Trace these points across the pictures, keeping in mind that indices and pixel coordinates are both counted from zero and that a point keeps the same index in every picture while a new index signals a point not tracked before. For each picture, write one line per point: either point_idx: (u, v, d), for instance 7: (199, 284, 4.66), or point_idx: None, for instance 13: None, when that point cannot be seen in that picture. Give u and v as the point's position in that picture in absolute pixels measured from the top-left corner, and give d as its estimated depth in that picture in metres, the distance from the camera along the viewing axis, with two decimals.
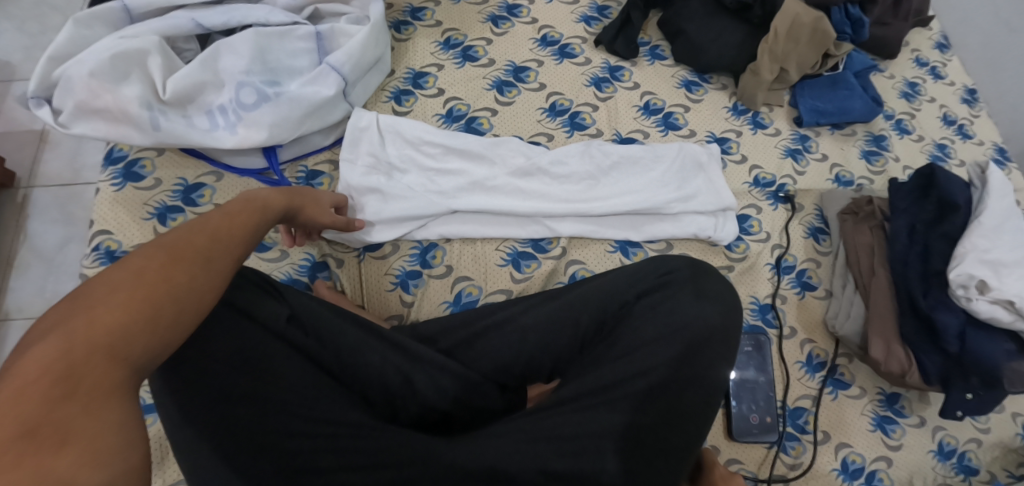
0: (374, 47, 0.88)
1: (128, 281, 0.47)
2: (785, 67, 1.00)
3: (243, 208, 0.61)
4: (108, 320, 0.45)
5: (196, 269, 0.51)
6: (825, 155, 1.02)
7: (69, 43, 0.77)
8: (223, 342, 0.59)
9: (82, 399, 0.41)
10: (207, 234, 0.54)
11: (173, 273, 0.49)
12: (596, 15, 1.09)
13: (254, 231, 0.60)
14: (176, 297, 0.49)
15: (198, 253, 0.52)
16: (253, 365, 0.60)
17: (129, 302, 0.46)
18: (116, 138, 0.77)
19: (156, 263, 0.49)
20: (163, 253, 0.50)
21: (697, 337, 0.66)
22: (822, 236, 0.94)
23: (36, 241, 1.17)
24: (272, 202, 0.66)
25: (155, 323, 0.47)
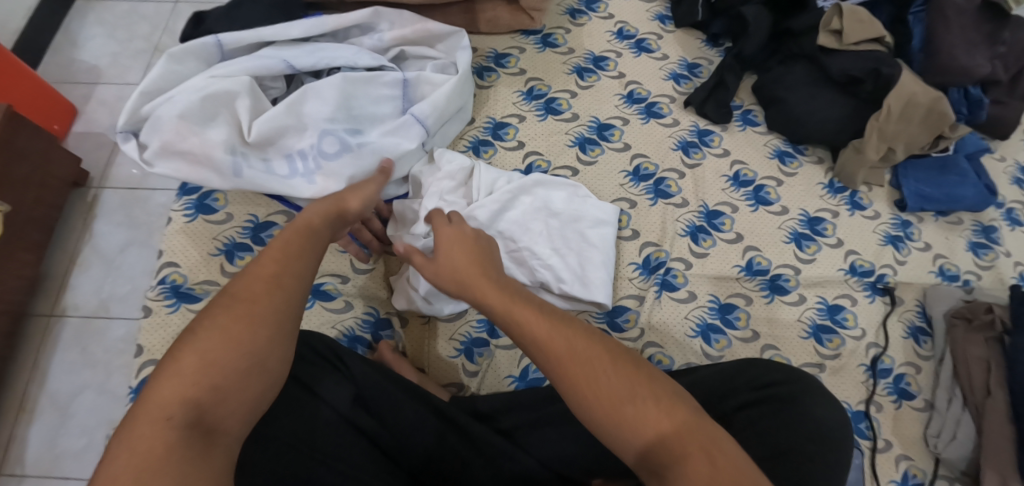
0: (459, 98, 0.85)
1: (185, 358, 0.47)
2: (892, 146, 0.93)
3: (283, 244, 0.56)
4: (165, 404, 0.45)
5: (244, 329, 0.49)
6: (928, 244, 0.93)
7: (162, 78, 0.77)
8: (293, 424, 0.60)
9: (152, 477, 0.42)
10: (251, 288, 0.51)
11: (209, 332, 0.48)
12: (685, 73, 1.03)
13: (304, 261, 0.56)
14: (223, 365, 0.47)
15: (248, 311, 0.50)
16: (313, 444, 0.59)
17: (184, 367, 0.47)
18: (195, 180, 0.76)
19: (208, 334, 0.48)
20: (210, 317, 0.49)
21: (799, 462, 0.59)
22: (923, 338, 0.86)
23: (100, 243, 1.17)
24: (316, 225, 0.60)
25: (201, 391, 0.46)
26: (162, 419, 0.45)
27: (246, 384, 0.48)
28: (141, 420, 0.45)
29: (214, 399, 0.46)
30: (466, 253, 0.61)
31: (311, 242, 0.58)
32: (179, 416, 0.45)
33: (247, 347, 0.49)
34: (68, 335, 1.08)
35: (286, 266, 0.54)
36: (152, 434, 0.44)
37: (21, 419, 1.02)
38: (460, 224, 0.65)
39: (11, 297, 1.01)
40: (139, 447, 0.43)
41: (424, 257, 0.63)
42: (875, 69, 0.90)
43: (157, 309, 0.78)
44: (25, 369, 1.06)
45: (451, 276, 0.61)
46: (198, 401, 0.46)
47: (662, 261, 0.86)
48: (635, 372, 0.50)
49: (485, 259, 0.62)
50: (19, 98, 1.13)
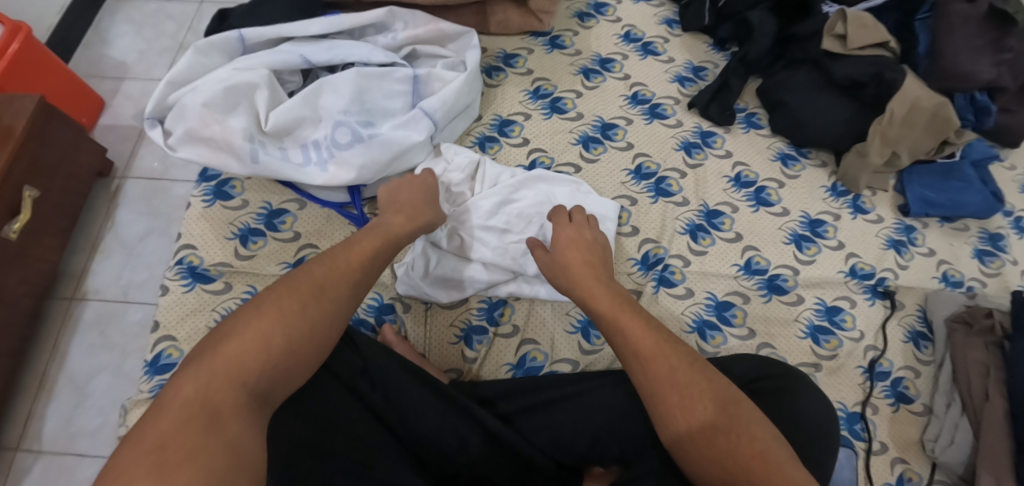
0: (467, 94, 0.88)
1: (261, 321, 0.51)
2: (896, 152, 0.94)
3: (361, 245, 0.64)
4: (236, 359, 0.49)
5: (318, 311, 0.54)
6: (931, 249, 0.92)
7: (188, 69, 0.82)
8: (298, 395, 0.61)
9: (209, 417, 0.45)
10: (328, 275, 0.58)
11: (289, 301, 0.53)
12: (690, 76, 1.04)
13: (372, 269, 0.62)
14: (295, 337, 0.52)
15: (323, 297, 0.56)
16: (316, 414, 0.61)
17: (263, 325, 0.51)
18: (216, 165, 0.80)
19: (286, 304, 0.53)
20: (293, 288, 0.55)
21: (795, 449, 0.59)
22: (923, 342, 0.86)
23: (123, 230, 1.21)
24: (397, 232, 0.70)
25: (274, 353, 0.50)
26: (232, 375, 0.48)
27: (307, 360, 0.53)
28: (211, 371, 0.48)
29: (274, 369, 0.50)
30: (577, 249, 0.73)
31: (384, 249, 0.66)
32: (251, 379, 0.49)
33: (319, 330, 0.54)
34: (89, 317, 1.13)
35: (357, 263, 0.61)
36: (220, 383, 0.47)
37: (41, 396, 1.06)
38: (574, 229, 0.77)
39: (37, 278, 1.06)
40: (201, 392, 0.47)
41: (544, 250, 0.75)
42: (878, 75, 0.91)
43: (174, 288, 0.82)
44: (46, 349, 1.10)
45: (563, 272, 0.71)
46: (262, 366, 0.50)
47: (660, 257, 0.87)
48: (696, 367, 0.55)
49: (601, 261, 0.73)
50: (51, 90, 1.18)
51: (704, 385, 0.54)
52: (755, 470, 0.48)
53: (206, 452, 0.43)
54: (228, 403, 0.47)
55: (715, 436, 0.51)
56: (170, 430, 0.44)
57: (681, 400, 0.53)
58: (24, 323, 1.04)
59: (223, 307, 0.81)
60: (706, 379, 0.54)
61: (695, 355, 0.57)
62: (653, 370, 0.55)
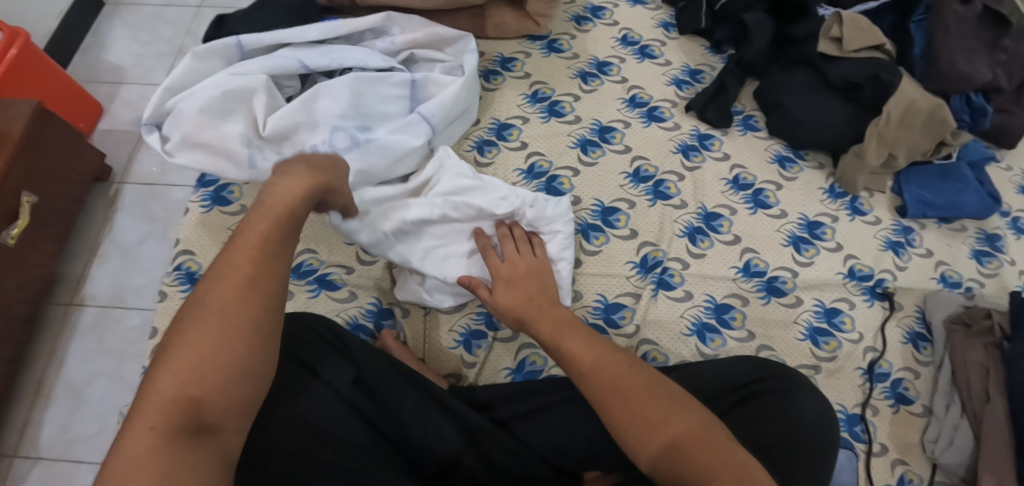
0: (465, 98, 0.88)
1: (172, 356, 0.45)
2: (893, 153, 0.94)
3: (256, 231, 0.52)
4: (148, 409, 0.43)
5: (230, 323, 0.47)
6: (929, 250, 0.93)
7: (185, 75, 0.81)
8: (298, 408, 0.61)
9: (140, 475, 0.40)
10: (226, 282, 0.48)
11: (200, 324, 0.46)
12: (687, 79, 1.05)
13: (278, 257, 0.52)
14: (207, 367, 0.45)
15: (229, 311, 0.47)
16: (315, 427, 0.61)
17: (178, 361, 0.45)
18: (213, 171, 0.80)
19: (192, 331, 0.46)
20: (202, 306, 0.47)
21: (795, 453, 0.59)
22: (922, 344, 0.86)
23: (119, 235, 1.21)
24: (293, 207, 0.56)
25: (194, 387, 0.44)
26: (146, 428, 0.42)
27: (233, 383, 0.46)
28: (127, 429, 0.42)
29: (198, 401, 0.44)
30: (518, 288, 0.71)
31: (282, 227, 0.54)
32: (167, 426, 0.42)
33: (234, 348, 0.46)
34: (85, 323, 1.12)
35: (257, 252, 0.51)
36: (143, 438, 0.42)
37: (38, 403, 1.05)
38: (513, 259, 0.76)
39: (33, 284, 1.05)
40: (129, 451, 0.41)
41: (498, 260, 0.76)
42: (874, 75, 0.91)
43: (172, 293, 0.82)
44: (43, 355, 1.10)
45: (511, 312, 0.70)
46: (187, 403, 0.44)
47: (659, 260, 0.87)
48: (655, 394, 0.53)
49: (541, 287, 0.72)
50: (48, 96, 1.18)
51: (663, 390, 0.54)
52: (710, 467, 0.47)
53: None
54: (156, 452, 0.41)
55: (677, 454, 0.49)
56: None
57: (631, 423, 0.52)
58: (19, 330, 1.03)
59: None
60: (667, 393, 0.54)
61: (636, 361, 0.58)
62: (595, 380, 0.56)
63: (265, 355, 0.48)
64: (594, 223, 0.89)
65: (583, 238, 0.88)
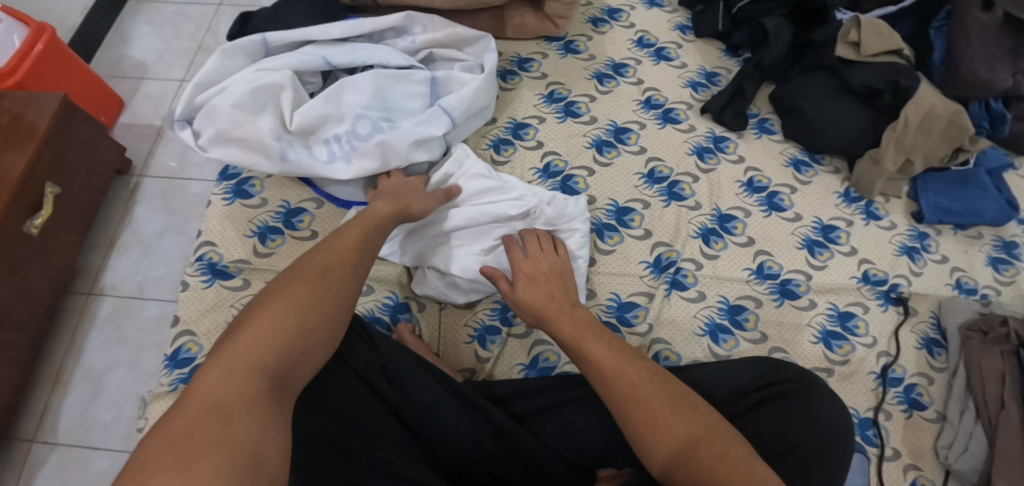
0: (484, 96, 0.89)
1: (276, 309, 0.53)
2: (911, 158, 0.94)
3: (351, 234, 0.65)
4: (256, 346, 0.50)
5: (328, 298, 0.56)
6: (945, 256, 0.92)
7: (214, 71, 0.83)
8: (322, 392, 0.62)
9: (237, 404, 0.46)
10: (331, 265, 0.59)
11: (304, 289, 0.55)
12: (703, 82, 1.05)
13: (368, 258, 0.63)
14: (309, 324, 0.53)
15: (331, 285, 0.57)
16: (340, 413, 0.62)
17: (280, 314, 0.52)
18: (246, 164, 0.81)
19: (297, 293, 0.55)
20: (308, 278, 0.56)
21: (812, 456, 0.60)
22: (937, 349, 0.85)
23: (139, 227, 1.23)
24: (386, 218, 0.71)
25: (291, 338, 0.51)
26: (251, 363, 0.49)
27: (321, 345, 0.54)
28: (233, 360, 0.49)
29: (294, 353, 0.51)
30: (541, 286, 0.73)
31: (374, 235, 0.67)
32: (270, 366, 0.49)
33: (329, 316, 0.55)
34: (105, 313, 1.15)
35: (353, 251, 0.62)
36: (242, 373, 0.48)
37: (57, 389, 1.08)
38: (536, 257, 0.77)
39: (56, 273, 1.08)
40: (230, 381, 0.47)
41: (522, 257, 0.77)
42: (894, 81, 0.91)
43: (194, 284, 0.83)
44: (63, 343, 1.12)
45: (532, 308, 0.72)
46: (283, 352, 0.51)
47: (673, 260, 0.87)
48: (679, 406, 0.54)
49: (563, 287, 0.74)
50: (73, 90, 1.21)
51: (684, 394, 0.55)
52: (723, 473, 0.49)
53: (234, 437, 0.44)
54: (253, 389, 0.47)
55: (690, 464, 0.51)
56: (199, 417, 0.44)
57: (651, 424, 0.53)
58: (41, 317, 1.06)
59: (243, 303, 0.82)
60: (690, 405, 0.54)
61: (657, 369, 0.58)
62: (615, 388, 0.57)
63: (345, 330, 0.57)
64: (609, 222, 0.90)
65: (598, 237, 0.89)
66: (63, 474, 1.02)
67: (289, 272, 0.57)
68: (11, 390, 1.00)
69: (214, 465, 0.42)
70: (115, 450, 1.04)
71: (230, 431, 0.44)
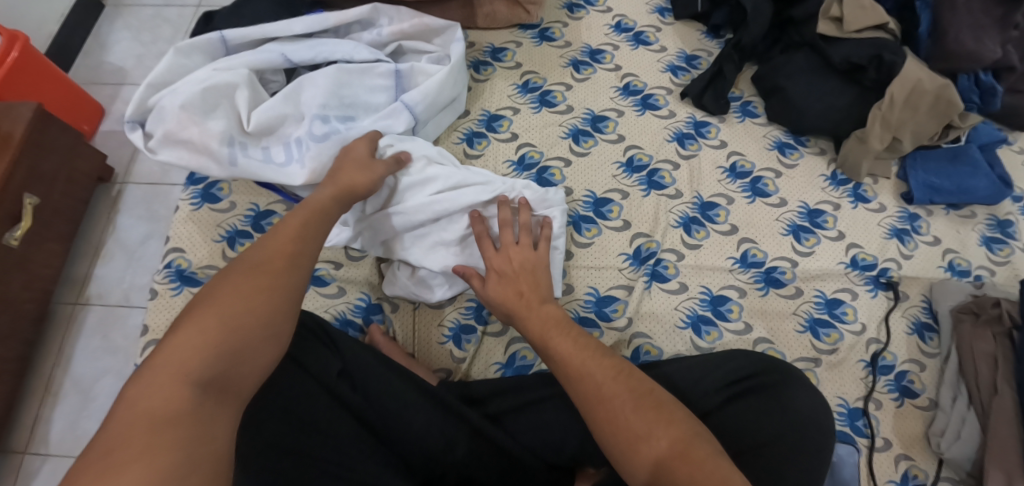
0: (451, 88, 0.86)
1: (206, 312, 0.50)
2: (898, 136, 0.90)
3: (293, 225, 0.61)
4: (188, 354, 0.47)
5: (263, 294, 0.52)
6: (937, 238, 0.89)
7: (169, 71, 0.80)
8: (283, 399, 0.60)
9: (164, 415, 0.44)
10: (267, 260, 0.55)
11: (234, 286, 0.52)
12: (683, 65, 1.02)
13: (311, 246, 0.60)
14: (242, 323, 0.50)
15: (270, 281, 0.54)
16: (304, 421, 0.60)
17: (211, 315, 0.50)
18: (195, 168, 0.79)
19: (230, 291, 0.52)
20: (242, 274, 0.53)
21: (787, 451, 0.57)
22: (929, 334, 0.82)
23: (123, 234, 1.21)
24: (328, 207, 0.66)
25: (221, 340, 0.49)
26: (178, 372, 0.46)
27: (261, 347, 0.51)
28: (161, 372, 0.46)
29: (228, 355, 0.49)
30: (510, 284, 0.70)
31: (316, 224, 0.62)
32: (200, 372, 0.47)
33: (266, 316, 0.52)
34: (92, 322, 1.13)
35: (293, 241, 0.58)
36: (167, 383, 0.46)
37: (47, 401, 1.06)
38: (509, 251, 0.74)
39: (40, 284, 1.06)
40: (156, 392, 0.45)
41: (494, 250, 0.74)
42: (876, 56, 0.87)
43: (163, 291, 0.81)
44: (51, 354, 1.10)
45: (501, 304, 0.69)
46: (215, 355, 0.48)
47: (653, 251, 0.84)
48: (640, 405, 0.51)
49: (533, 283, 0.70)
50: (51, 99, 1.19)
51: (645, 391, 0.52)
52: (682, 470, 0.46)
53: (159, 447, 0.42)
54: (182, 398, 0.45)
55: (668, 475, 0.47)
56: (126, 429, 0.43)
57: (611, 425, 0.51)
58: (29, 329, 1.04)
59: None
60: (653, 403, 0.51)
61: (624, 366, 0.55)
62: (579, 388, 0.54)
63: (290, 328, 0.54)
64: (586, 214, 0.87)
65: (575, 230, 0.86)
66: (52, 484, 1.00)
67: (225, 270, 0.54)
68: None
69: (135, 482, 0.40)
70: None
71: (153, 444, 0.42)
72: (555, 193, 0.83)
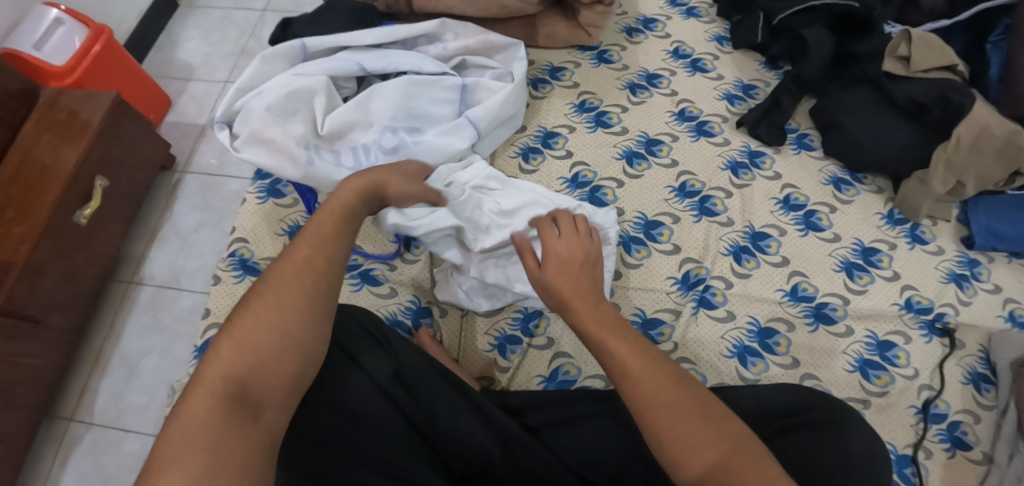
0: (512, 104, 0.88)
1: (233, 328, 0.53)
2: (961, 180, 0.87)
3: (320, 227, 0.61)
4: (219, 372, 0.50)
5: (282, 307, 0.54)
6: (998, 286, 0.86)
7: (255, 77, 0.84)
8: (336, 393, 0.63)
9: (198, 426, 0.47)
10: (292, 272, 0.56)
11: (259, 300, 0.54)
12: (740, 94, 1.02)
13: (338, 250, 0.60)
14: (263, 339, 0.52)
15: (290, 292, 0.55)
16: (353, 415, 0.62)
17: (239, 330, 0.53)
18: (271, 168, 0.81)
19: (253, 307, 0.54)
20: (266, 287, 0.55)
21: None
22: (985, 386, 0.80)
23: (179, 220, 1.26)
24: (352, 204, 0.64)
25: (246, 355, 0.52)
26: (207, 387, 0.50)
27: (282, 358, 0.53)
28: (203, 385, 0.50)
29: (252, 369, 0.51)
30: (570, 273, 0.66)
31: (345, 229, 0.62)
32: (226, 387, 0.50)
33: (286, 327, 0.53)
34: (143, 302, 1.18)
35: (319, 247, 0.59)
36: (197, 396, 0.49)
37: (96, 372, 1.11)
38: (569, 237, 0.71)
39: (100, 262, 1.11)
40: (188, 405, 0.49)
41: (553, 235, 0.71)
42: (944, 96, 0.86)
43: (225, 279, 0.84)
44: (103, 328, 1.15)
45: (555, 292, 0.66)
46: (241, 369, 0.51)
47: (702, 277, 0.84)
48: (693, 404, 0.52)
49: (590, 276, 0.67)
50: (126, 88, 1.25)
51: (689, 401, 0.52)
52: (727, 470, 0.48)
53: (193, 457, 0.46)
54: (213, 410, 0.48)
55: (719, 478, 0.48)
56: (168, 440, 0.47)
57: (660, 436, 0.51)
58: (86, 303, 1.09)
59: None
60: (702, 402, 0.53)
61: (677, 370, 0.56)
62: (634, 379, 0.54)
63: (322, 338, 0.56)
64: (636, 236, 0.88)
65: (624, 251, 0.86)
66: (95, 454, 1.04)
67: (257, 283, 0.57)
68: (53, 372, 1.03)
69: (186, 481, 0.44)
70: (145, 434, 1.06)
71: (197, 453, 0.46)
72: (609, 212, 0.83)
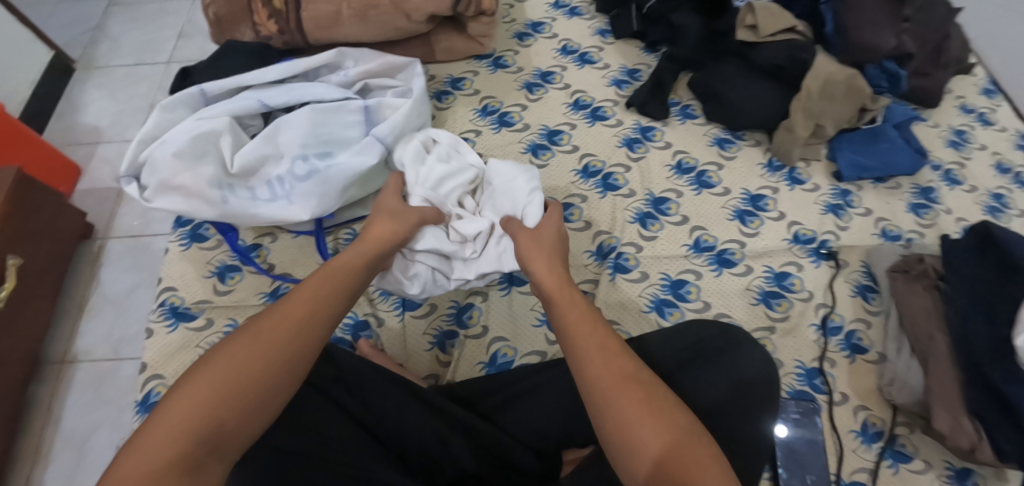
0: (416, 118, 0.94)
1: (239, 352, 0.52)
2: (820, 123, 1.00)
3: (343, 267, 0.64)
4: (219, 391, 0.50)
5: (298, 336, 0.55)
6: (869, 209, 0.98)
7: (157, 126, 0.87)
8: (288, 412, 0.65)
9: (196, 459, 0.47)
10: (310, 304, 0.58)
11: (280, 327, 0.55)
12: (626, 78, 1.12)
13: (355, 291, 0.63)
14: (276, 368, 0.53)
15: (305, 323, 0.56)
16: (304, 425, 0.65)
17: (252, 351, 0.52)
18: (188, 212, 0.84)
19: (267, 334, 0.54)
20: (283, 318, 0.55)
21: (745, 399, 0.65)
22: (871, 295, 0.90)
23: (108, 288, 1.24)
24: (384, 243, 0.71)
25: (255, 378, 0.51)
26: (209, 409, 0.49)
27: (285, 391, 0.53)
28: (187, 405, 0.49)
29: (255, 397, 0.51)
30: (542, 250, 0.72)
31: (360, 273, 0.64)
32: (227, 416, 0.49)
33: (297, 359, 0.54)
34: (81, 379, 1.15)
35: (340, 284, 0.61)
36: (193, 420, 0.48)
37: (39, 460, 1.07)
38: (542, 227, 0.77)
39: (27, 344, 1.08)
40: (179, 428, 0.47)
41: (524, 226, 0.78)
42: (792, 56, 0.98)
43: (159, 329, 0.85)
44: (40, 413, 1.12)
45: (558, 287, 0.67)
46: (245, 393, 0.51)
47: (613, 246, 0.92)
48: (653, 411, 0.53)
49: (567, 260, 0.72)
50: (29, 161, 1.23)
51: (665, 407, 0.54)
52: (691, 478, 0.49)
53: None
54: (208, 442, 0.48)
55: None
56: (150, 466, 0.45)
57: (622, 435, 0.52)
58: (18, 387, 1.06)
59: (207, 341, 0.84)
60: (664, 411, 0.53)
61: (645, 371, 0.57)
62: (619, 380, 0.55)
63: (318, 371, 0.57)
64: None
65: None
66: None
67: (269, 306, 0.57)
68: None
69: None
70: None
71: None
72: (527, 171, 0.87)
